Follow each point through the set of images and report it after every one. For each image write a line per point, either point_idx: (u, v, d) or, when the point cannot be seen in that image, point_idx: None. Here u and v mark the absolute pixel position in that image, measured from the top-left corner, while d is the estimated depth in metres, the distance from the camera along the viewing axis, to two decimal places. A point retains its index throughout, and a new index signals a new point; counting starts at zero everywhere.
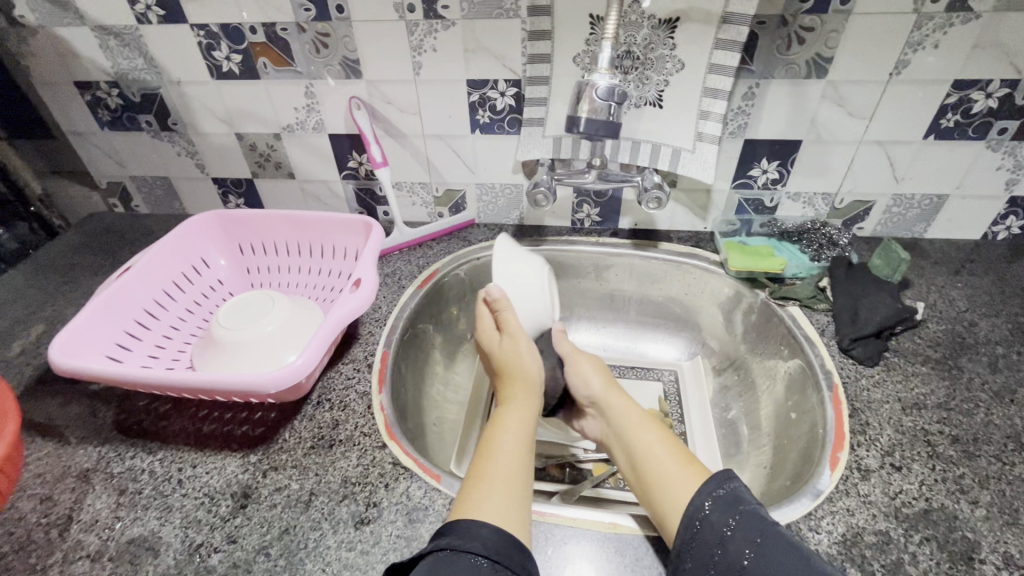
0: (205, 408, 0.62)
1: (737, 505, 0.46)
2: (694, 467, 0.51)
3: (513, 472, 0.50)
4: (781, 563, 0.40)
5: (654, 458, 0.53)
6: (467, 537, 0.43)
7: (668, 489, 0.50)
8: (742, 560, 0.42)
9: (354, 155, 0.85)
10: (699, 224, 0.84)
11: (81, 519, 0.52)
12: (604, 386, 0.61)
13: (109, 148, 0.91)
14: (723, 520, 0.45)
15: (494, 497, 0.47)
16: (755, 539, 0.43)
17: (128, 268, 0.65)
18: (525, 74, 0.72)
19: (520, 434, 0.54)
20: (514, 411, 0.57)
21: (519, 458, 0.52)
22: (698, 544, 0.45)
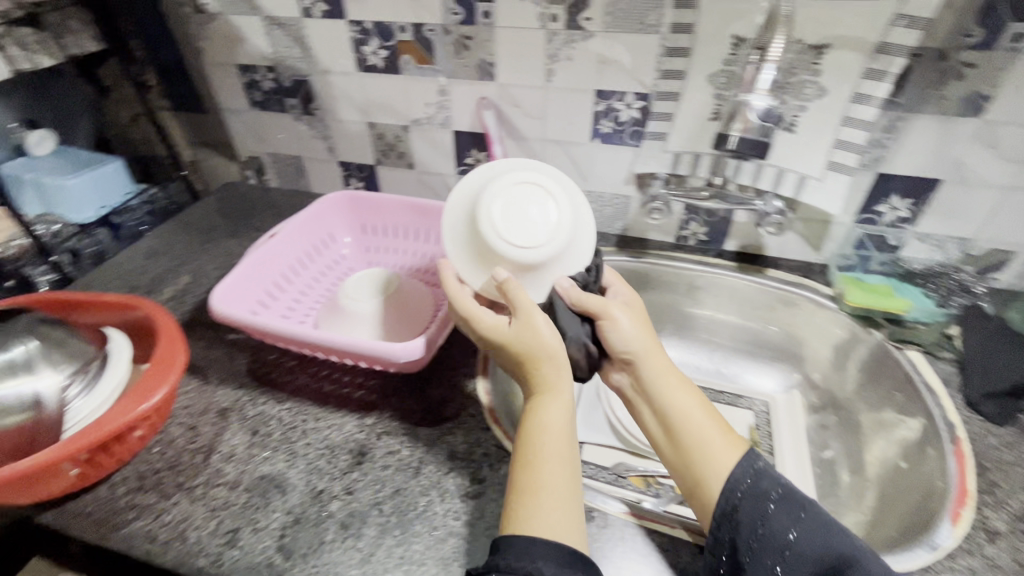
0: (326, 369, 0.67)
1: (776, 486, 0.45)
2: (731, 437, 0.51)
3: (560, 479, 0.47)
4: (825, 536, 0.41)
5: (693, 423, 0.52)
6: (523, 556, 0.41)
7: (704, 463, 0.49)
8: (788, 536, 0.42)
9: (472, 152, 0.89)
10: (812, 254, 0.81)
11: (220, 451, 0.58)
12: (639, 342, 0.56)
13: (254, 126, 1.00)
14: (765, 499, 0.45)
15: (543, 510, 0.45)
16: (798, 515, 0.43)
17: (274, 234, 0.73)
18: (655, 88, 0.72)
19: (563, 425, 0.50)
20: (549, 400, 0.51)
21: (563, 455, 0.48)
22: (745, 523, 0.44)
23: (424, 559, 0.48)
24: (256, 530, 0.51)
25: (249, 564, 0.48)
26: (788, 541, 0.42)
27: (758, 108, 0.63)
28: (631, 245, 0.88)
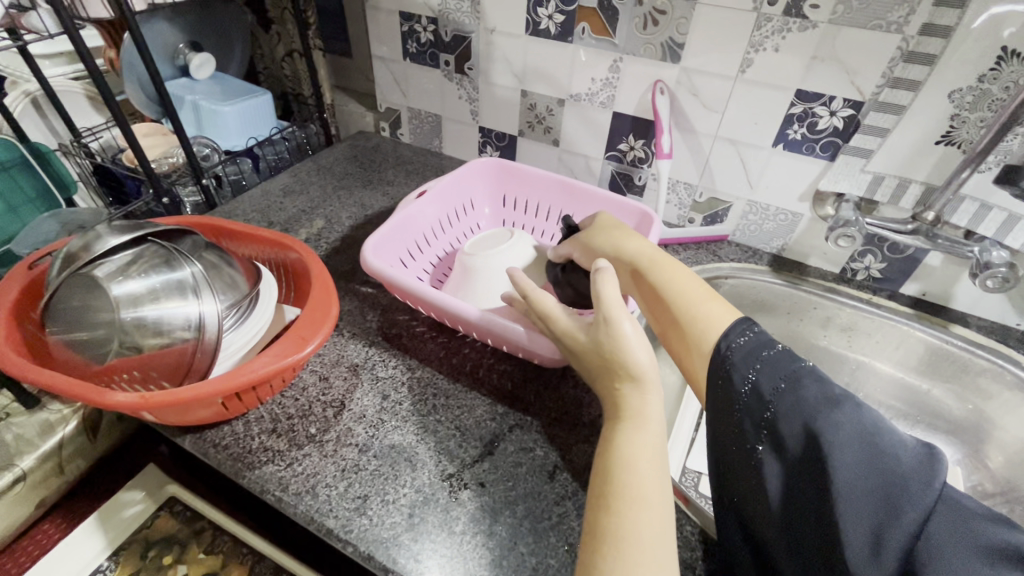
0: (457, 342, 0.64)
1: (757, 357, 0.41)
2: (725, 304, 0.48)
3: (648, 523, 0.38)
4: (810, 406, 0.36)
5: (683, 293, 0.50)
6: None
7: (699, 328, 0.47)
8: (765, 407, 0.38)
9: (628, 139, 0.82)
10: (1014, 318, 0.69)
11: (351, 408, 0.56)
12: (617, 241, 0.59)
13: (402, 78, 0.98)
14: (766, 379, 0.40)
15: (631, 561, 0.36)
16: (778, 389, 0.39)
17: (424, 192, 0.70)
18: (873, 97, 0.63)
19: (648, 455, 0.42)
20: (632, 425, 0.45)
21: (653, 496, 0.40)
22: (733, 408, 0.41)
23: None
24: (385, 501, 0.48)
25: (377, 538, 0.46)
26: (765, 417, 0.38)
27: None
28: (788, 269, 0.79)
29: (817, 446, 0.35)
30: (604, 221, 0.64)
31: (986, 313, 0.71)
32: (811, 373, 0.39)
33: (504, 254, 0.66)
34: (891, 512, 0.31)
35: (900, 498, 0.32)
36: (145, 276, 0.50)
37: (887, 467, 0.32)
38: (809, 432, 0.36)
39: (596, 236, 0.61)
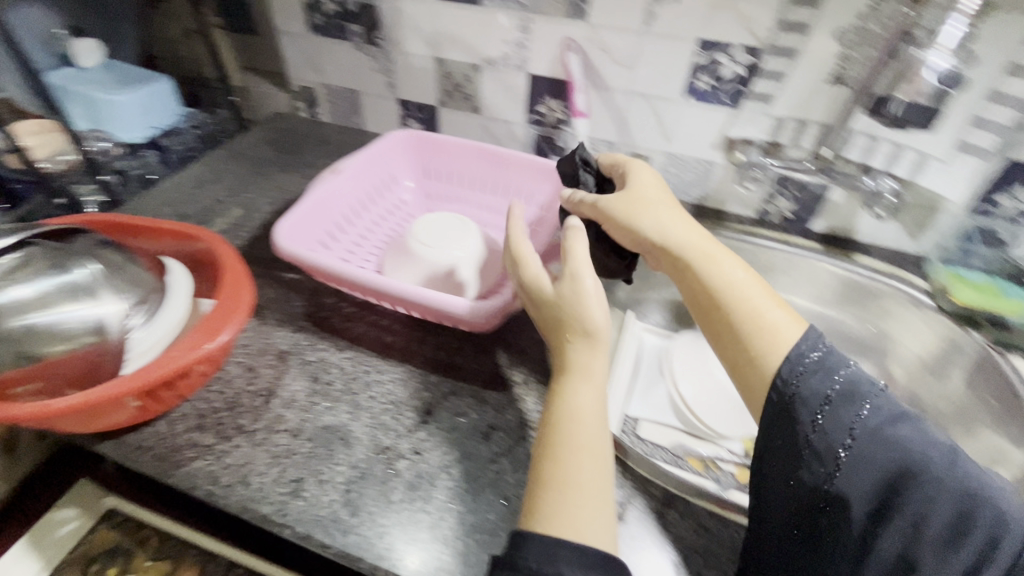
0: (387, 318, 0.64)
1: (838, 380, 0.38)
2: (790, 313, 0.44)
3: (587, 472, 0.41)
4: (891, 434, 0.35)
5: (746, 294, 0.46)
6: (546, 560, 0.36)
7: (764, 338, 0.42)
8: (850, 426, 0.36)
9: (546, 100, 0.82)
10: (909, 244, 0.75)
11: (281, 395, 0.55)
12: (661, 219, 0.54)
13: (312, 54, 0.93)
14: (853, 407, 0.37)
15: (568, 506, 0.39)
16: (874, 424, 0.36)
17: (338, 170, 0.68)
18: (768, 42, 0.65)
19: (593, 409, 0.44)
20: (581, 374, 0.46)
21: (595, 446, 0.42)
22: (794, 422, 0.38)
23: (497, 530, 0.46)
24: (320, 481, 0.48)
25: (314, 517, 0.46)
26: (847, 444, 0.36)
27: (938, 69, 0.57)
28: (708, 216, 0.82)
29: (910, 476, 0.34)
30: (640, 188, 0.58)
31: (885, 242, 0.76)
32: (875, 389, 0.38)
33: (451, 252, 0.64)
34: (963, 530, 0.32)
35: (976, 518, 0.32)
36: (34, 281, 0.46)
37: (957, 489, 0.33)
38: (901, 465, 0.34)
39: (631, 209, 0.55)
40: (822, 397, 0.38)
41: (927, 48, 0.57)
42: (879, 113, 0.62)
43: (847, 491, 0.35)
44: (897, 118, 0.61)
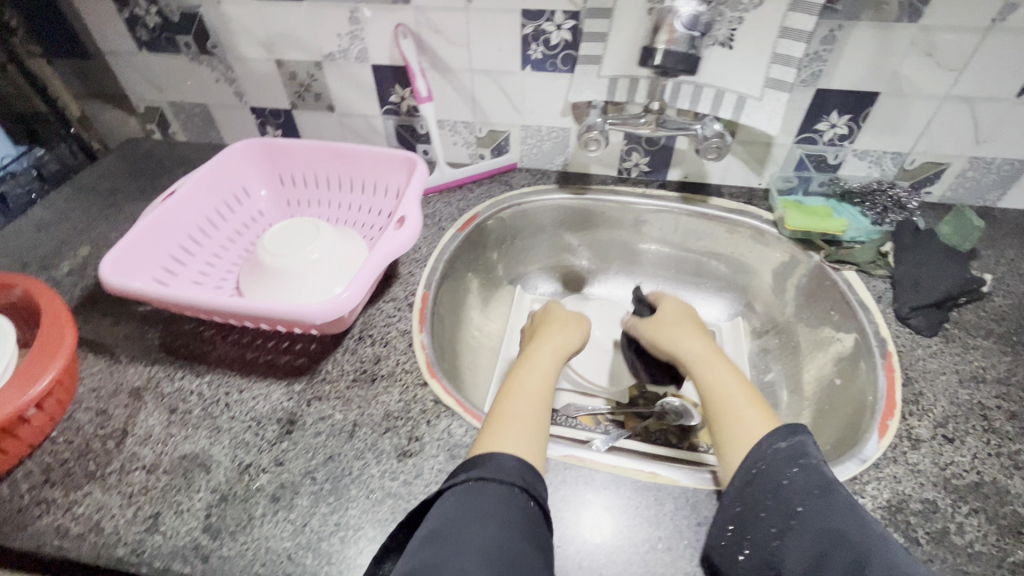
0: (249, 335, 0.62)
1: (789, 451, 0.44)
2: (762, 408, 0.49)
3: (530, 417, 0.50)
4: (836, 513, 0.39)
5: (727, 393, 0.51)
6: (496, 469, 0.43)
7: (734, 431, 0.47)
8: (782, 481, 0.42)
9: (396, 89, 0.81)
10: (754, 179, 0.80)
11: (135, 433, 0.53)
12: (670, 338, 0.61)
13: (148, 72, 0.88)
14: (783, 470, 0.43)
15: (513, 435, 0.47)
16: (812, 493, 0.41)
17: (173, 192, 0.65)
18: (585, 5, 0.66)
19: (541, 377, 0.55)
20: (536, 358, 0.57)
21: (540, 400, 0.52)
22: (754, 488, 0.43)
23: (361, 523, 0.47)
24: (179, 512, 0.48)
25: (172, 549, 0.45)
26: (796, 511, 0.40)
27: (685, 14, 0.54)
28: (573, 181, 0.84)
29: (850, 552, 0.37)
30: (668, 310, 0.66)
31: (734, 180, 0.81)
32: (842, 489, 0.41)
33: (307, 254, 0.63)
34: None
35: None
36: None
37: (889, 563, 0.35)
38: (840, 540, 0.37)
39: (658, 335, 0.63)
40: (757, 455, 0.45)
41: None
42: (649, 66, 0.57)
43: (787, 553, 0.39)
44: (657, 68, 0.56)
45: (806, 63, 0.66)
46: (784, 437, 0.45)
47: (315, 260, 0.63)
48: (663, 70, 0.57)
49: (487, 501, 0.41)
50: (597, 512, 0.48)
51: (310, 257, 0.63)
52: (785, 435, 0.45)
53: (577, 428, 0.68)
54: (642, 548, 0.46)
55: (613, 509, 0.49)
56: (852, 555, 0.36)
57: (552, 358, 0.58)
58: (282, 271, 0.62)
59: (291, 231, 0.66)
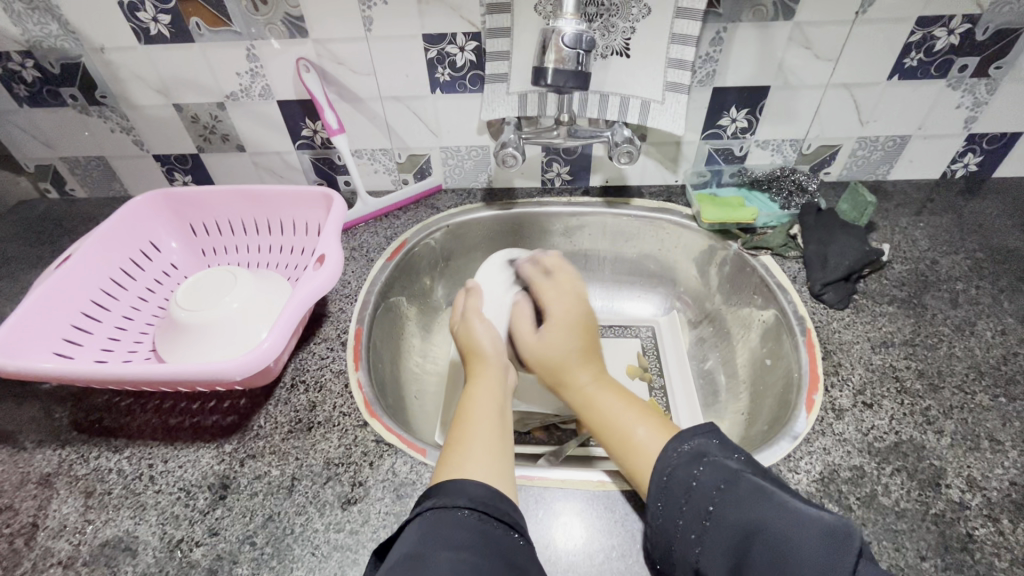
0: (170, 399, 0.58)
1: (693, 451, 0.46)
2: (658, 422, 0.52)
3: (490, 441, 0.49)
4: (747, 504, 0.40)
5: (619, 418, 0.53)
6: (454, 493, 0.43)
7: (631, 455, 0.49)
8: (692, 482, 0.44)
9: (307, 123, 0.79)
10: (671, 176, 0.83)
11: (47, 526, 0.49)
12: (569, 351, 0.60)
13: (32, 127, 0.81)
14: (688, 473, 0.45)
15: (475, 458, 0.47)
16: (719, 489, 0.42)
17: (68, 257, 0.61)
18: (484, 26, 0.67)
19: (493, 402, 0.54)
20: (487, 384, 0.56)
21: (493, 426, 0.51)
22: (666, 498, 0.44)
23: None
24: None
25: None
26: (709, 511, 0.42)
27: (568, 31, 0.55)
28: (499, 197, 0.84)
29: (761, 533, 0.38)
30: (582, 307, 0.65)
31: (653, 180, 0.83)
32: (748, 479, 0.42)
33: (227, 303, 0.60)
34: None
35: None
36: None
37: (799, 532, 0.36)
38: (753, 530, 0.38)
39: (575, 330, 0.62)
40: (665, 463, 0.46)
41: (559, 19, 0.57)
42: (542, 86, 0.58)
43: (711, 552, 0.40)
44: (551, 87, 0.57)
45: (700, 64, 0.70)
46: (683, 442, 0.47)
47: (237, 309, 0.60)
48: (556, 88, 0.58)
49: (456, 527, 0.40)
50: (551, 528, 0.49)
51: (231, 307, 0.60)
52: (687, 438, 0.47)
53: (530, 443, 0.68)
54: (597, 559, 0.47)
55: (580, 518, 0.49)
56: (763, 534, 0.38)
57: (498, 384, 0.57)
58: (199, 327, 0.59)
59: (201, 283, 0.62)
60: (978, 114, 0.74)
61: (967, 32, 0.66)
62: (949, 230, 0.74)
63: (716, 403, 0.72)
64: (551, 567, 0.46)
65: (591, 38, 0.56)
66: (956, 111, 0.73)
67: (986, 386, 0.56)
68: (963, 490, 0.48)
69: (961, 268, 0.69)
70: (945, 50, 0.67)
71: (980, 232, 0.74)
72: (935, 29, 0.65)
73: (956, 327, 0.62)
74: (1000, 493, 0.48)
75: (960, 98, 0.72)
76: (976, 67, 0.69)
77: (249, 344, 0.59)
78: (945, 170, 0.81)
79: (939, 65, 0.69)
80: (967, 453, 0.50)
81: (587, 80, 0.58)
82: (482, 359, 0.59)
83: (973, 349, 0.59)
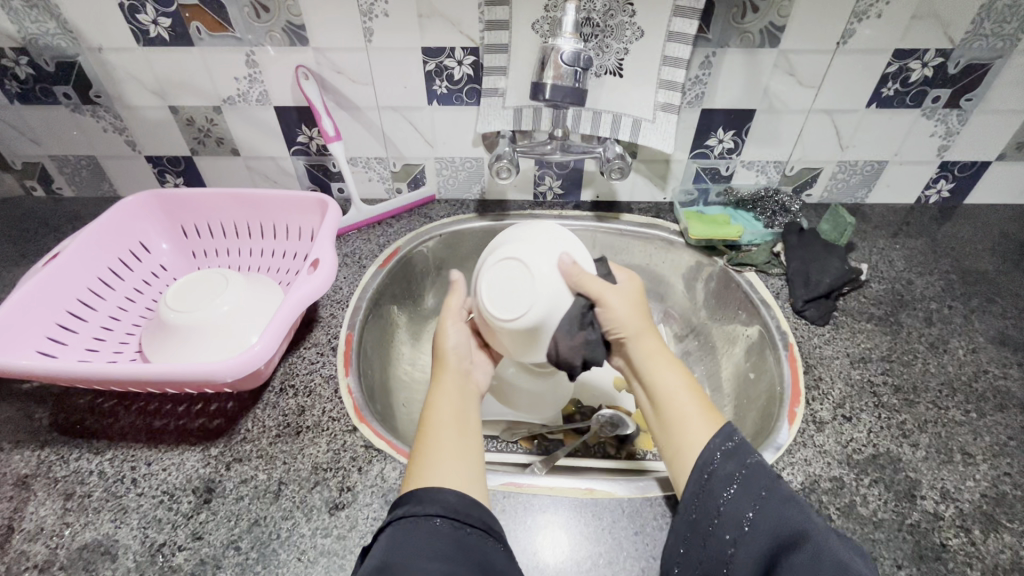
0: (156, 401, 0.58)
1: (736, 451, 0.45)
2: (708, 414, 0.50)
3: (457, 445, 0.48)
4: (786, 513, 0.40)
5: (673, 404, 0.51)
6: (424, 502, 0.42)
7: (681, 441, 0.48)
8: (732, 486, 0.43)
9: (303, 129, 0.79)
10: (659, 194, 0.85)
11: (23, 528, 0.48)
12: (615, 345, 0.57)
13: (21, 123, 0.80)
14: (730, 472, 0.44)
15: (439, 464, 0.46)
16: (760, 494, 0.42)
17: (56, 254, 0.60)
18: (482, 42, 0.69)
19: (452, 405, 0.52)
20: (449, 386, 0.54)
21: (459, 435, 0.49)
22: (704, 494, 0.44)
23: None
24: None
25: None
26: (747, 517, 0.41)
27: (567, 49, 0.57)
28: (491, 209, 0.86)
29: (799, 542, 0.38)
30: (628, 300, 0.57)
31: (642, 197, 0.85)
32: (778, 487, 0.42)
33: (217, 304, 0.59)
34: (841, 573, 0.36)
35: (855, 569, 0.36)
36: None
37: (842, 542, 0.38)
38: (794, 534, 0.39)
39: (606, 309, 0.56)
40: (707, 458, 0.45)
41: (558, 38, 0.59)
42: (540, 100, 0.60)
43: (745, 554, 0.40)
44: (549, 101, 0.59)
45: (689, 86, 0.72)
46: (725, 439, 0.47)
47: (226, 312, 0.60)
48: (554, 102, 0.60)
49: (432, 536, 0.40)
50: (539, 536, 0.49)
51: (218, 310, 0.59)
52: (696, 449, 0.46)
53: (517, 453, 0.69)
54: (584, 565, 0.47)
55: (568, 528, 0.50)
56: (795, 546, 0.38)
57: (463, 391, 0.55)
58: (188, 327, 0.58)
59: (184, 285, 0.62)
60: (951, 143, 0.77)
61: (939, 65, 0.69)
62: (923, 252, 0.77)
63: None
64: (539, 572, 0.47)
65: (589, 57, 0.58)
66: (930, 139, 0.77)
67: (958, 402, 0.58)
68: (936, 501, 0.49)
69: (935, 288, 0.72)
70: (919, 81, 0.71)
71: (952, 255, 0.77)
72: (910, 61, 0.69)
73: (930, 344, 0.64)
74: (971, 504, 0.49)
75: (934, 127, 0.76)
76: (949, 99, 0.73)
77: (237, 347, 0.58)
78: (919, 196, 0.85)
79: (913, 95, 0.72)
80: (941, 466, 0.52)
81: (584, 96, 0.60)
82: (444, 363, 0.57)
83: (947, 365, 0.62)
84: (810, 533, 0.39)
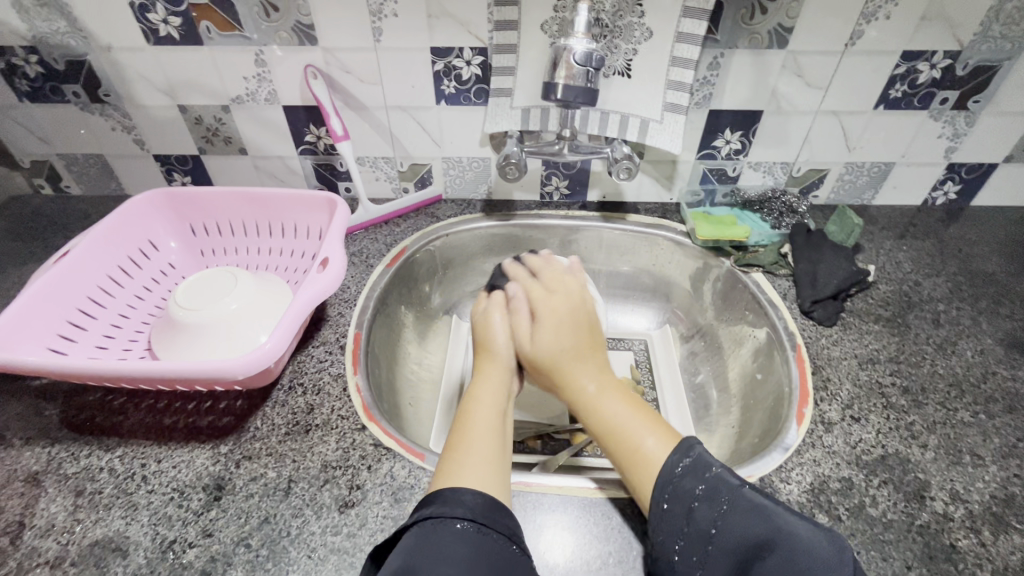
0: (165, 399, 0.58)
1: (693, 467, 0.46)
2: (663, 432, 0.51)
3: (489, 445, 0.49)
4: (747, 527, 0.41)
5: (626, 429, 0.51)
6: (450, 504, 0.42)
7: (635, 467, 0.49)
8: (692, 503, 0.44)
9: (311, 128, 0.80)
10: (666, 194, 0.85)
11: (35, 524, 0.48)
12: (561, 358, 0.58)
13: (30, 122, 0.80)
14: (689, 488, 0.45)
15: (469, 466, 0.46)
16: (720, 511, 0.43)
17: (68, 252, 0.61)
18: (491, 42, 0.69)
19: (493, 402, 0.54)
20: (488, 386, 0.56)
21: (492, 435, 0.50)
22: (668, 513, 0.45)
23: None
24: None
25: None
26: (711, 534, 0.43)
27: (579, 49, 0.58)
28: (497, 209, 0.86)
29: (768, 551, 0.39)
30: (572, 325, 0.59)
31: (648, 197, 0.86)
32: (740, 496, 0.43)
33: (227, 303, 0.60)
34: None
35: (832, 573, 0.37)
36: None
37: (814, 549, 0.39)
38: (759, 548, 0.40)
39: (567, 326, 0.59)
40: (668, 476, 0.46)
41: (570, 38, 0.59)
42: (552, 100, 0.60)
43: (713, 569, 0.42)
44: (561, 101, 0.59)
45: (697, 87, 0.72)
46: (685, 454, 0.48)
47: (235, 311, 0.60)
48: (566, 102, 0.60)
49: (455, 541, 0.40)
50: (549, 537, 0.49)
51: (228, 309, 0.60)
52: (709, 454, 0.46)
53: (523, 452, 0.69)
54: (594, 565, 0.47)
55: (578, 529, 0.50)
56: (761, 554, 0.40)
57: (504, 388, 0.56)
58: (198, 326, 0.58)
59: (199, 282, 0.62)
60: (958, 144, 0.77)
61: (947, 67, 0.69)
62: (930, 254, 0.77)
63: (707, 417, 0.73)
64: (549, 572, 0.47)
65: (601, 57, 0.58)
66: (937, 141, 0.77)
67: (967, 403, 0.58)
68: (946, 502, 0.49)
69: (942, 290, 0.72)
70: (927, 83, 0.71)
71: (959, 257, 0.77)
72: (918, 63, 0.69)
73: (937, 346, 0.64)
74: (981, 505, 0.49)
75: (941, 129, 0.76)
76: (957, 101, 0.73)
77: (246, 346, 0.58)
78: (925, 198, 0.85)
79: (922, 97, 0.72)
80: (950, 466, 0.52)
81: (595, 96, 0.60)
82: (491, 356, 0.59)
83: (954, 366, 0.62)
84: (774, 541, 0.40)
